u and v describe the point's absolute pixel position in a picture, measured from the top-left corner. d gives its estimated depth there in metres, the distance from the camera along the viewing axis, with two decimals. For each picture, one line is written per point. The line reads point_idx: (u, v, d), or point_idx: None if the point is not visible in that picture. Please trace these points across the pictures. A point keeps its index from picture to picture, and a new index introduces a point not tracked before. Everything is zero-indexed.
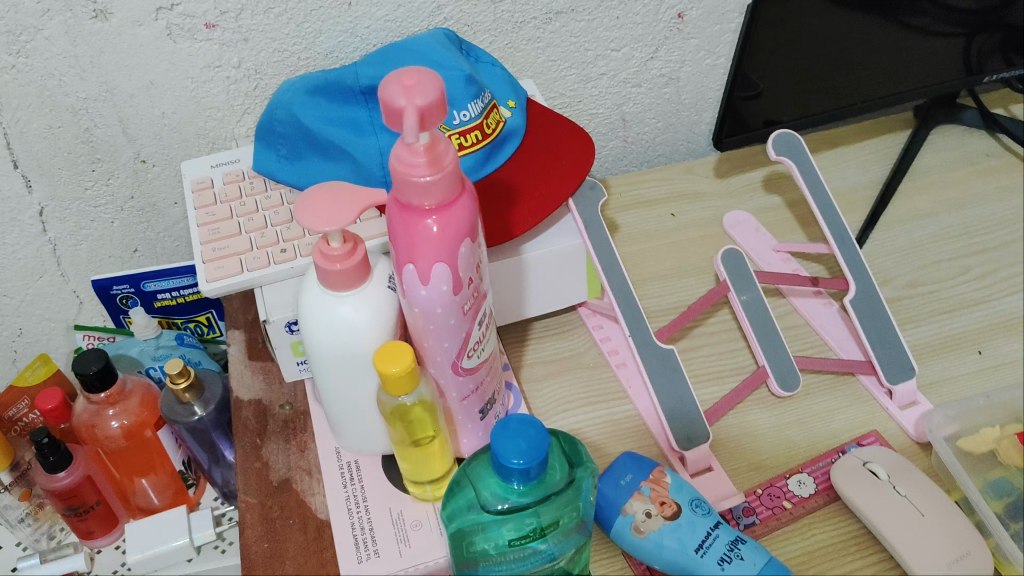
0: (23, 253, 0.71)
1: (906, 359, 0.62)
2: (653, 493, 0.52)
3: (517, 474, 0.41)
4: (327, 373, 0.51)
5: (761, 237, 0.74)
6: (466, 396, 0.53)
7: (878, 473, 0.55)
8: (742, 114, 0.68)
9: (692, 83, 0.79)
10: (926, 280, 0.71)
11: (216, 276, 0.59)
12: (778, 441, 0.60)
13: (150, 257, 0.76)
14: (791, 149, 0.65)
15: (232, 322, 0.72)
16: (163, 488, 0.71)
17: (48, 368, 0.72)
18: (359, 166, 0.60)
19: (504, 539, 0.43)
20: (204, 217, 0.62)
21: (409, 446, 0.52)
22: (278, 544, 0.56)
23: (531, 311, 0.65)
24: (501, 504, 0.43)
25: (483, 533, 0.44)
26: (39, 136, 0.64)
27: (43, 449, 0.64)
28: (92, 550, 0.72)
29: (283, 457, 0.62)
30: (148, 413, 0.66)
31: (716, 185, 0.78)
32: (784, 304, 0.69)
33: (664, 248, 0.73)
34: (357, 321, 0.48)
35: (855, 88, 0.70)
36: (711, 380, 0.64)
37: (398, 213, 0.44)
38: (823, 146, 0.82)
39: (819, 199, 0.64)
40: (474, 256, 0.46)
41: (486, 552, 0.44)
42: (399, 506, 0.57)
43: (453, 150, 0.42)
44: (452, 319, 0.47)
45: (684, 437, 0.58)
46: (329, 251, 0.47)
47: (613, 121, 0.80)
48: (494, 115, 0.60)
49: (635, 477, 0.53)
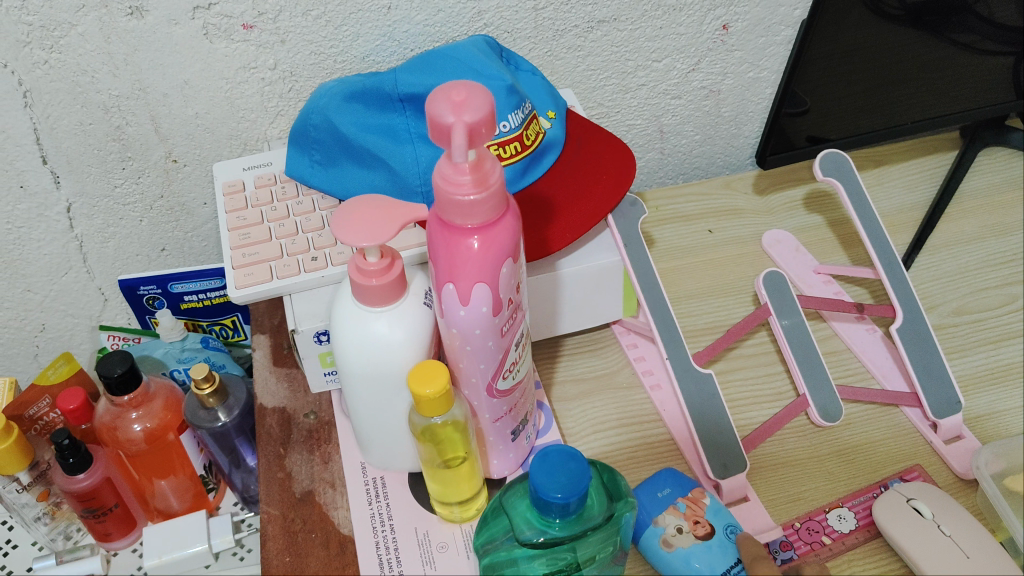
0: (49, 248, 0.70)
1: (953, 394, 0.60)
2: (689, 511, 0.51)
3: (555, 509, 0.39)
4: (357, 390, 0.50)
5: (801, 257, 0.72)
6: (499, 417, 0.51)
7: (922, 510, 0.53)
8: (789, 132, 0.66)
9: (733, 95, 0.77)
10: (973, 307, 0.69)
11: (245, 283, 0.58)
12: (816, 472, 0.58)
13: (178, 257, 0.74)
14: (840, 168, 0.63)
15: (258, 326, 0.71)
16: (182, 491, 0.70)
17: (70, 367, 0.69)
18: (395, 174, 0.58)
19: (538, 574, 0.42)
20: (234, 221, 0.61)
21: (439, 467, 0.51)
22: (300, 558, 0.55)
23: (563, 328, 0.63)
24: (537, 537, 0.41)
25: (514, 566, 0.42)
26: (70, 132, 0.63)
27: (63, 450, 0.63)
28: (109, 553, 0.71)
29: (306, 468, 0.60)
30: (170, 416, 0.65)
31: (756, 202, 0.76)
32: (825, 328, 0.67)
33: (701, 266, 0.71)
34: (392, 338, 0.47)
35: (905, 109, 0.68)
36: (749, 405, 0.62)
37: (440, 231, 0.42)
38: (867, 164, 0.80)
39: (866, 220, 0.63)
40: (516, 277, 0.44)
41: None
42: (425, 526, 0.55)
43: (500, 168, 0.41)
44: (490, 341, 0.46)
45: (720, 465, 0.56)
46: (365, 266, 0.45)
47: (650, 133, 0.78)
48: (534, 126, 0.59)
49: (672, 492, 0.52)
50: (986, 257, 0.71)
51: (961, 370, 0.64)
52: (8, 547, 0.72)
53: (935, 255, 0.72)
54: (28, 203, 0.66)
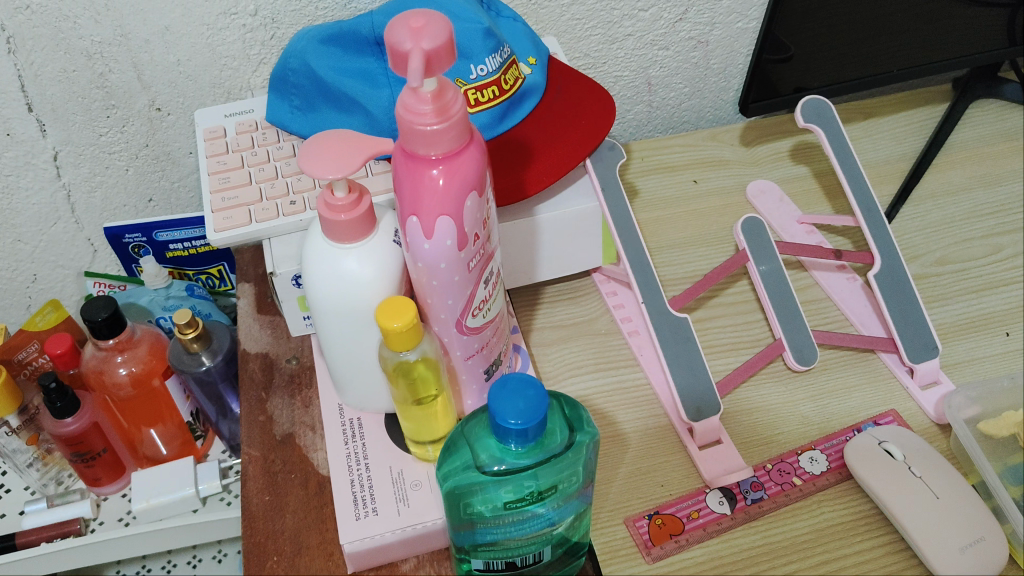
0: (37, 198, 0.70)
1: (930, 338, 0.60)
2: None
3: (514, 435, 0.40)
4: (330, 328, 0.50)
5: (784, 207, 0.72)
6: (471, 354, 0.52)
7: (893, 453, 0.54)
8: (771, 79, 0.65)
9: (721, 46, 0.76)
10: (955, 258, 0.69)
11: (224, 226, 0.58)
12: (791, 417, 0.59)
13: (165, 208, 0.75)
14: (820, 116, 0.62)
15: (243, 276, 0.72)
16: (170, 438, 0.71)
17: (59, 313, 0.71)
18: (372, 118, 0.58)
19: (502, 501, 0.43)
20: (215, 165, 0.62)
21: (412, 405, 0.51)
22: (279, 497, 0.57)
23: (542, 275, 0.64)
24: (498, 465, 0.42)
25: (481, 494, 0.43)
26: (54, 80, 0.62)
27: (50, 394, 0.63)
28: (99, 498, 0.72)
29: (287, 412, 0.62)
30: (155, 362, 0.66)
31: (742, 153, 0.76)
32: (806, 277, 0.68)
33: (685, 216, 0.72)
34: (362, 275, 0.47)
35: (892, 56, 0.67)
36: (727, 351, 0.62)
37: (404, 162, 0.42)
38: (856, 116, 0.80)
39: (847, 168, 0.62)
40: (482, 212, 0.45)
41: (483, 515, 0.43)
42: (400, 465, 0.55)
43: (461, 99, 0.41)
44: (457, 276, 0.46)
45: (694, 407, 0.57)
46: (334, 202, 0.46)
47: (638, 85, 0.77)
48: (513, 71, 0.58)
49: None
50: (973, 208, 0.72)
51: (941, 318, 0.65)
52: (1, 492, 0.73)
53: (920, 206, 0.73)
54: (15, 150, 0.66)
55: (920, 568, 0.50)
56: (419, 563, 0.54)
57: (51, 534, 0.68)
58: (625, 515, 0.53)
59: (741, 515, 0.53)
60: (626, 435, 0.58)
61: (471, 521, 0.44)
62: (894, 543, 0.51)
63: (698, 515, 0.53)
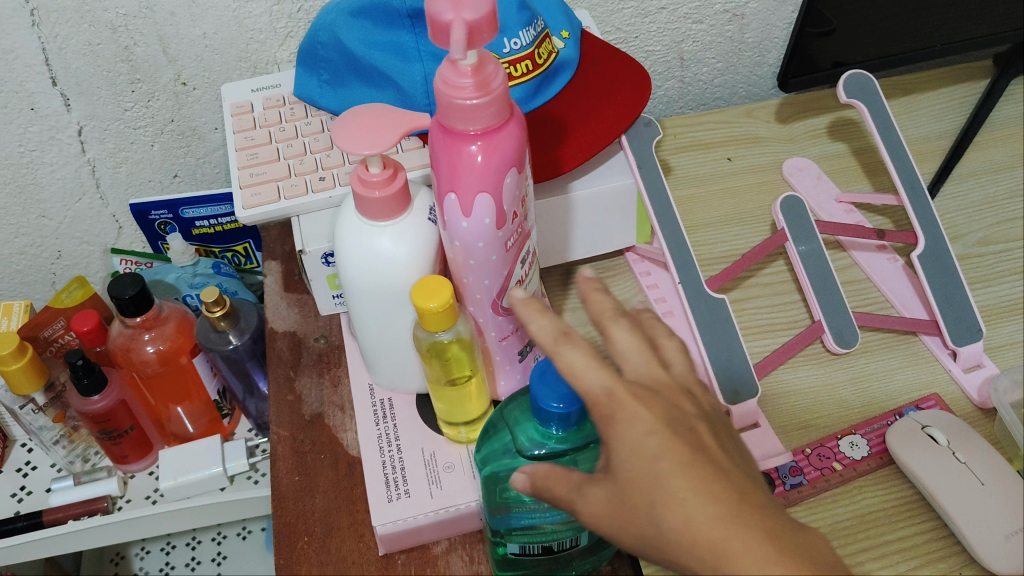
0: (62, 173, 0.68)
1: (974, 321, 0.59)
2: None
3: (556, 419, 0.39)
4: (362, 306, 0.49)
5: (821, 185, 0.70)
6: (505, 335, 0.51)
7: (937, 437, 0.52)
8: (811, 54, 0.63)
9: (758, 20, 0.74)
10: (998, 238, 0.68)
11: (252, 203, 0.57)
12: (829, 399, 0.58)
13: (190, 183, 0.74)
14: (864, 91, 0.61)
15: (270, 253, 0.71)
16: (198, 416, 0.71)
17: (85, 291, 0.71)
18: (402, 93, 0.56)
19: None
20: (242, 141, 0.61)
21: (445, 386, 0.50)
22: (309, 477, 0.56)
23: (575, 254, 0.63)
24: (537, 449, 0.42)
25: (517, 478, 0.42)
26: (79, 53, 0.61)
27: (77, 371, 0.63)
28: (126, 475, 0.72)
29: (316, 391, 0.61)
30: (183, 340, 0.65)
31: (778, 129, 0.75)
32: (845, 257, 0.67)
33: (720, 194, 0.70)
34: (396, 254, 0.46)
35: (937, 30, 0.65)
36: (763, 332, 0.62)
37: (442, 138, 0.41)
38: (896, 92, 0.78)
39: (891, 144, 0.61)
40: (520, 189, 0.43)
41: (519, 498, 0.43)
42: (432, 447, 0.54)
43: (502, 73, 0.40)
44: (494, 255, 0.45)
45: (731, 390, 0.56)
46: (368, 177, 0.45)
47: (670, 60, 0.75)
48: (546, 45, 0.57)
49: None
50: (1015, 187, 0.71)
51: (985, 299, 0.63)
52: (28, 468, 0.73)
53: (962, 184, 0.71)
54: (40, 125, 0.64)
55: (965, 556, 0.49)
56: (451, 546, 0.53)
57: (77, 512, 0.67)
58: None
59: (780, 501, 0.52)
60: None
61: (510, 502, 0.43)
62: (935, 531, 0.50)
63: None
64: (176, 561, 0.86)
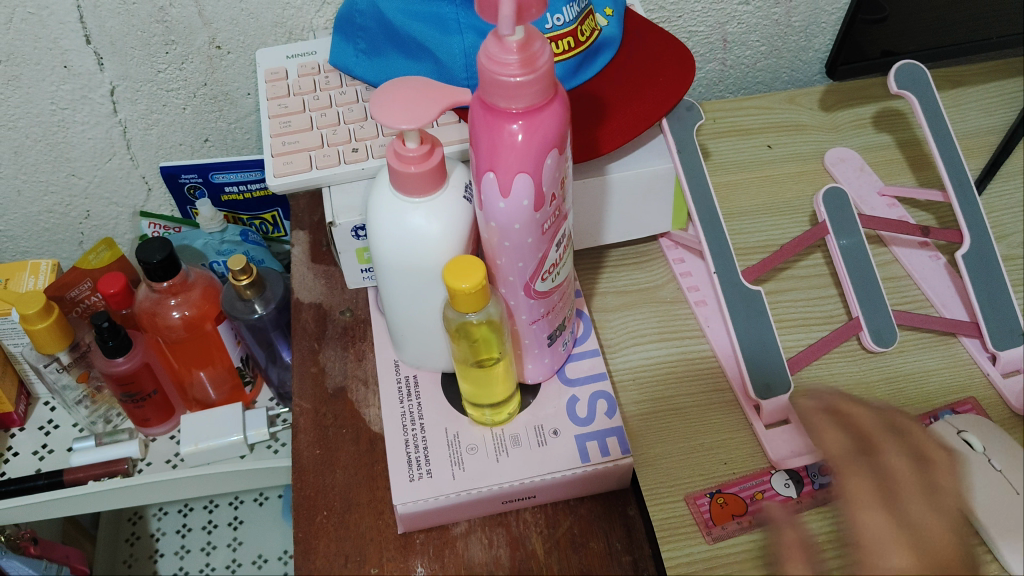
0: (92, 133, 0.68)
1: (1016, 324, 0.57)
2: None
3: None
4: (392, 282, 0.48)
5: (864, 178, 0.69)
6: (536, 319, 0.50)
7: (973, 443, 0.51)
8: (862, 41, 0.62)
9: (807, 4, 0.71)
10: None
11: (284, 171, 0.56)
12: (862, 398, 0.56)
13: (221, 148, 0.73)
14: (916, 83, 0.58)
15: (298, 223, 0.70)
16: (221, 382, 0.70)
17: (112, 253, 0.70)
18: (440, 65, 0.55)
19: None
20: (276, 108, 0.60)
21: (472, 366, 0.49)
22: (330, 452, 0.56)
23: (608, 238, 0.62)
24: None
25: None
26: (113, 11, 0.60)
27: (102, 333, 0.62)
28: (147, 438, 0.72)
29: (340, 364, 0.61)
30: (208, 306, 0.65)
31: (821, 117, 0.73)
32: (885, 253, 0.65)
33: (759, 181, 0.69)
34: (429, 231, 0.45)
35: (996, 21, 0.62)
36: (797, 326, 0.60)
37: (483, 114, 0.40)
38: (946, 84, 0.76)
39: (939, 137, 0.59)
40: (560, 170, 0.42)
41: None
42: (455, 427, 0.54)
43: (549, 50, 0.38)
44: (530, 238, 0.44)
45: (763, 384, 0.55)
46: (405, 153, 0.43)
47: (713, 41, 0.74)
48: (590, 22, 0.55)
49: None
50: None
51: None
52: (50, 427, 0.73)
53: (1009, 183, 0.69)
54: (72, 84, 0.64)
55: (995, 565, 0.48)
56: (470, 527, 0.53)
57: (97, 473, 0.68)
58: (686, 493, 0.52)
59: (807, 500, 0.51)
60: (687, 410, 0.56)
61: None
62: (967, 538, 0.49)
63: (762, 496, 0.51)
64: (192, 524, 0.87)
